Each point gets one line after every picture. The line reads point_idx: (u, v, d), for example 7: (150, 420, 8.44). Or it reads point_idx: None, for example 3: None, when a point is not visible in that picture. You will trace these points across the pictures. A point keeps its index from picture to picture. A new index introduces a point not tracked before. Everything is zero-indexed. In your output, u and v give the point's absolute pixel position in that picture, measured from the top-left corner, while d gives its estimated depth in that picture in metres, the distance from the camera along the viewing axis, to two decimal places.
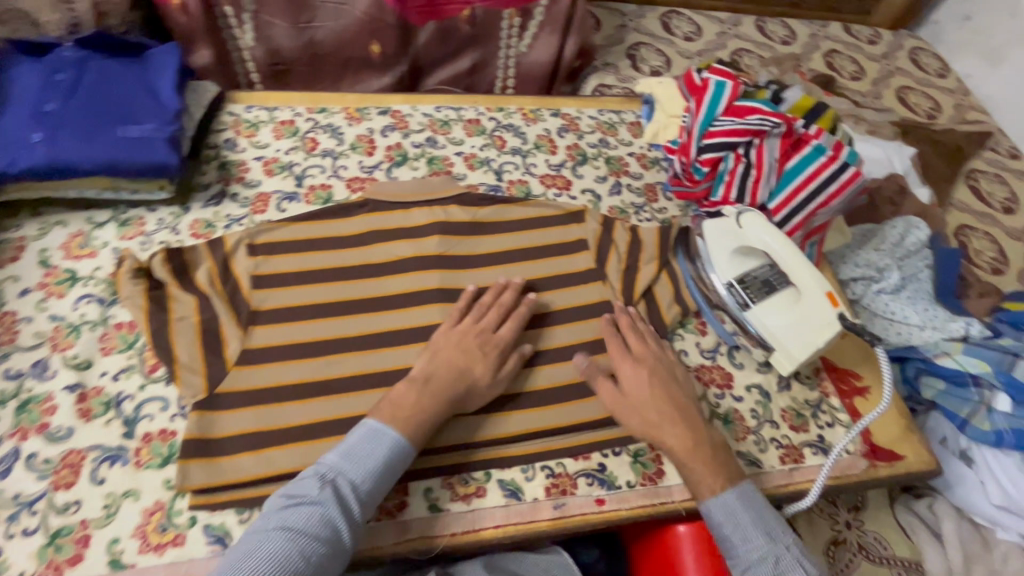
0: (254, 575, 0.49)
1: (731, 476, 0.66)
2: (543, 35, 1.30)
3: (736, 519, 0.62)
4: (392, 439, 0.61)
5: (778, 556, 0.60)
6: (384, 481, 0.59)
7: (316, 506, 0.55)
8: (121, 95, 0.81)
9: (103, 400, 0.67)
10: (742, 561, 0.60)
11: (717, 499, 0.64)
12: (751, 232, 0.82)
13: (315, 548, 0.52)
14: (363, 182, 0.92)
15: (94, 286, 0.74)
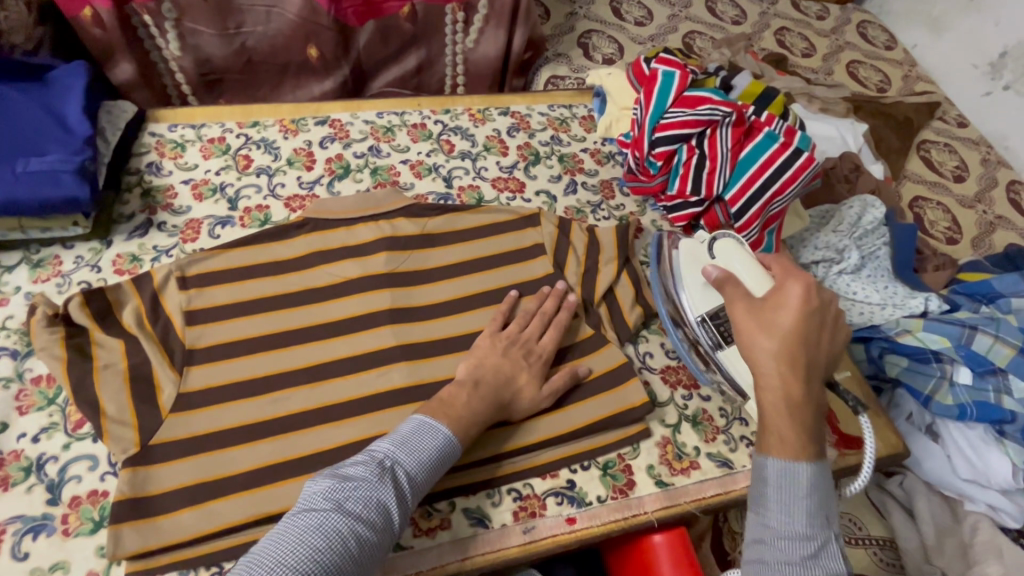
0: (310, 559, 0.46)
1: (813, 449, 0.54)
2: (489, 30, 1.24)
3: (789, 489, 0.52)
4: (447, 434, 0.59)
5: (824, 546, 0.51)
6: (434, 472, 0.58)
7: (373, 491, 0.52)
8: (21, 124, 0.74)
9: (23, 465, 0.61)
10: (775, 524, 0.52)
11: (783, 463, 0.53)
12: (724, 258, 0.70)
13: (370, 535, 0.50)
14: (303, 199, 0.86)
15: (6, 337, 0.68)
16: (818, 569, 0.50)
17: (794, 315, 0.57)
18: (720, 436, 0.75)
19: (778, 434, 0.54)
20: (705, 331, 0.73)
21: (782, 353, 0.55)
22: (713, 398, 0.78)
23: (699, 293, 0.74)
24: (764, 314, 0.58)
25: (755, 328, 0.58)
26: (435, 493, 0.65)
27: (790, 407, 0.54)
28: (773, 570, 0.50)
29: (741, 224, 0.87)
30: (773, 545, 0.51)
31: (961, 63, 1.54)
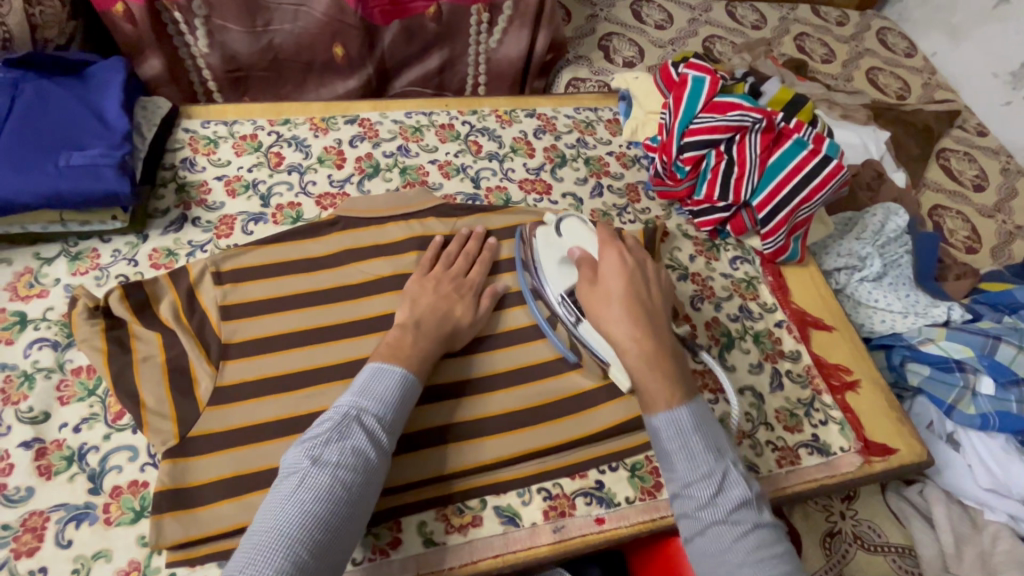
0: (303, 513, 0.48)
1: (684, 392, 0.60)
2: (512, 31, 1.24)
3: (685, 437, 0.56)
4: (400, 372, 0.61)
5: (724, 478, 0.55)
6: (402, 409, 0.59)
7: (346, 440, 0.54)
8: (62, 118, 0.75)
9: (65, 454, 0.62)
10: (682, 478, 0.55)
11: (670, 413, 0.58)
12: (571, 239, 0.76)
13: (354, 478, 0.52)
14: (334, 198, 0.87)
15: (47, 328, 0.69)
16: (726, 502, 0.53)
17: (618, 281, 0.67)
18: (746, 440, 0.75)
19: (646, 387, 0.60)
20: (567, 308, 0.73)
21: (627, 313, 0.64)
22: (740, 402, 0.79)
23: (556, 272, 0.75)
24: (599, 286, 0.67)
25: (600, 298, 0.66)
26: (467, 491, 0.66)
27: (644, 360, 0.61)
28: (694, 520, 0.54)
29: (768, 229, 0.89)
30: (685, 496, 0.55)
31: (982, 71, 1.53)
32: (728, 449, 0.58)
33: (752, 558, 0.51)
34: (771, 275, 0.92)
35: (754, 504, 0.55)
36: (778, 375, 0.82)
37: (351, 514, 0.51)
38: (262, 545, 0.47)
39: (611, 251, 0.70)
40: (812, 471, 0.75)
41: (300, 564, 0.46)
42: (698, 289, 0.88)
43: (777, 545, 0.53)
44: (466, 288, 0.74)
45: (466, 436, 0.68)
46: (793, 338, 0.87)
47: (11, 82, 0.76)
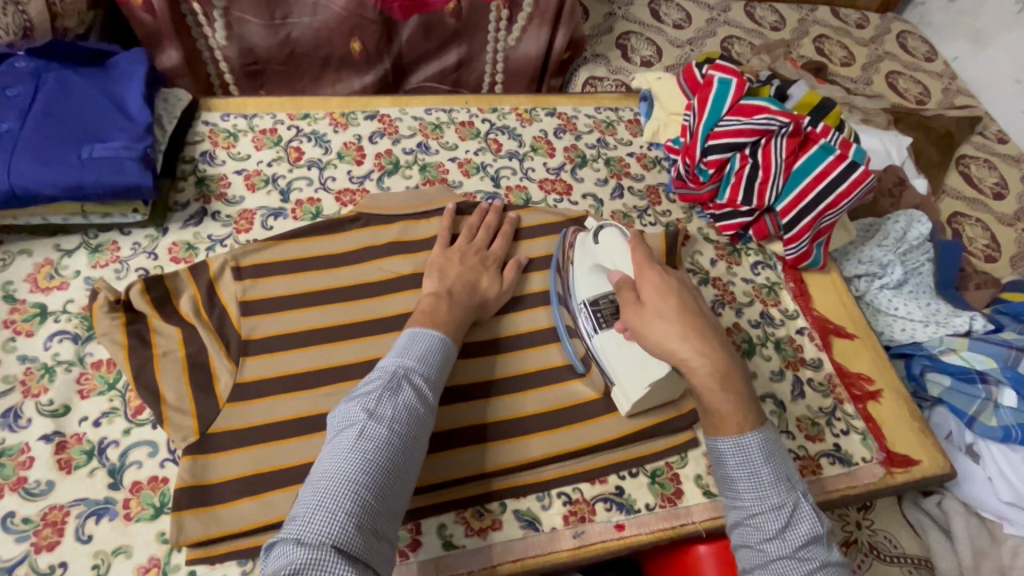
0: (366, 463, 0.49)
1: (753, 419, 0.58)
2: (531, 28, 1.23)
3: (753, 467, 0.57)
4: (440, 336, 0.62)
5: (794, 513, 0.54)
6: (443, 370, 0.61)
7: (398, 396, 0.55)
8: (85, 110, 0.74)
9: (85, 449, 0.61)
10: (748, 507, 0.56)
11: (735, 441, 0.57)
12: (607, 251, 0.72)
13: (408, 431, 0.54)
14: (354, 194, 0.86)
15: (67, 321, 0.69)
16: (794, 538, 0.53)
17: (663, 301, 0.61)
18: None
19: (715, 411, 0.59)
20: (587, 317, 0.73)
21: (682, 334, 0.59)
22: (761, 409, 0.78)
23: (585, 279, 0.74)
24: (642, 311, 0.62)
25: (649, 315, 0.61)
26: (487, 493, 0.65)
27: (716, 380, 0.58)
28: (756, 552, 0.54)
29: (792, 235, 0.87)
30: (750, 526, 0.55)
31: (1004, 77, 1.51)
32: (800, 484, 0.57)
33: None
34: (793, 280, 0.91)
35: (824, 542, 0.54)
36: (799, 383, 0.82)
37: (407, 465, 0.53)
38: (328, 491, 0.47)
39: (653, 271, 0.64)
40: (833, 481, 0.74)
41: (367, 509, 0.48)
42: (720, 293, 0.87)
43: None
44: (487, 280, 0.74)
45: (485, 438, 0.67)
46: (814, 346, 0.86)
47: (34, 72, 0.75)
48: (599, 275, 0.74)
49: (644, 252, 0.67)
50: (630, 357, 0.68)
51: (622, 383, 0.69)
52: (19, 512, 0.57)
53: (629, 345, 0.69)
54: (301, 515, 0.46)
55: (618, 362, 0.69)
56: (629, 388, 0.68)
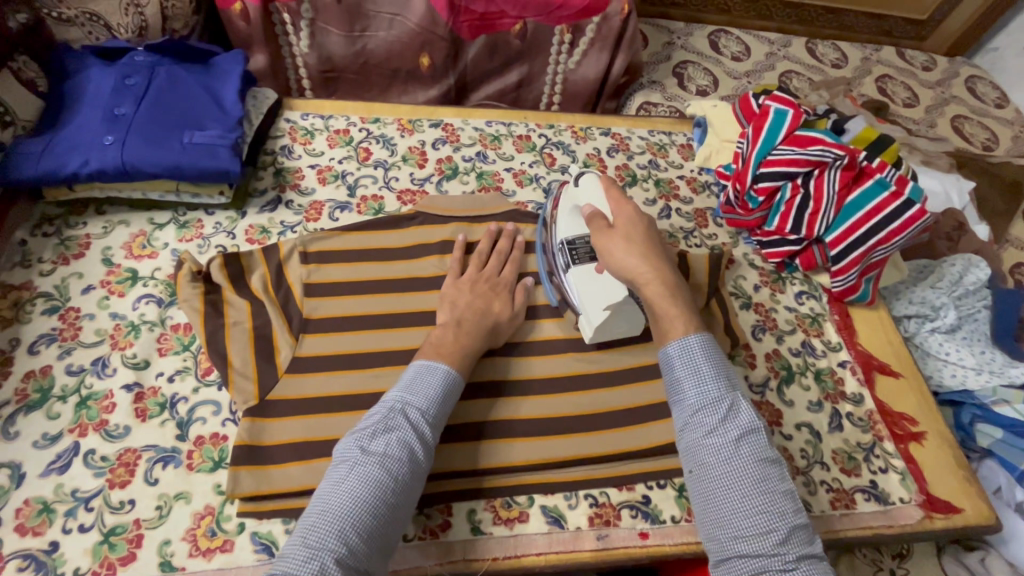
0: (354, 497, 0.51)
1: (697, 325, 0.62)
2: (592, 52, 1.28)
3: (697, 368, 0.59)
4: (445, 370, 0.64)
5: (733, 407, 0.57)
6: (445, 406, 0.62)
7: (394, 432, 0.57)
8: (188, 101, 0.83)
9: (159, 401, 0.68)
10: (692, 406, 0.58)
11: (682, 345, 0.61)
12: (586, 192, 0.75)
13: (401, 468, 0.55)
14: (414, 195, 0.92)
15: (154, 286, 0.76)
16: (732, 429, 0.56)
17: (633, 230, 0.68)
18: (799, 477, 0.74)
19: (664, 316, 0.63)
20: (562, 254, 0.76)
21: (644, 255, 0.66)
22: (795, 438, 0.77)
23: (565, 220, 0.77)
24: (611, 236, 0.68)
25: (617, 236, 0.68)
26: (516, 486, 0.68)
27: (667, 292, 0.64)
28: (700, 446, 0.56)
29: (841, 266, 0.87)
30: (694, 423, 0.57)
31: None
32: (740, 383, 0.60)
33: (755, 488, 0.52)
34: (839, 313, 0.91)
35: (761, 433, 0.56)
36: (838, 416, 0.81)
37: (399, 499, 0.54)
38: (315, 527, 0.49)
39: (628, 207, 0.70)
40: (867, 518, 0.73)
41: (352, 544, 0.49)
42: (761, 319, 0.88)
43: (780, 475, 0.54)
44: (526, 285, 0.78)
45: (519, 433, 0.70)
46: (856, 380, 0.85)
47: (150, 65, 0.85)
48: (578, 217, 0.77)
49: (619, 194, 0.72)
50: (598, 286, 0.73)
51: (586, 311, 0.74)
52: (99, 450, 0.64)
53: (597, 277, 0.73)
54: (291, 548, 0.49)
55: (584, 291, 0.73)
56: (591, 314, 0.73)
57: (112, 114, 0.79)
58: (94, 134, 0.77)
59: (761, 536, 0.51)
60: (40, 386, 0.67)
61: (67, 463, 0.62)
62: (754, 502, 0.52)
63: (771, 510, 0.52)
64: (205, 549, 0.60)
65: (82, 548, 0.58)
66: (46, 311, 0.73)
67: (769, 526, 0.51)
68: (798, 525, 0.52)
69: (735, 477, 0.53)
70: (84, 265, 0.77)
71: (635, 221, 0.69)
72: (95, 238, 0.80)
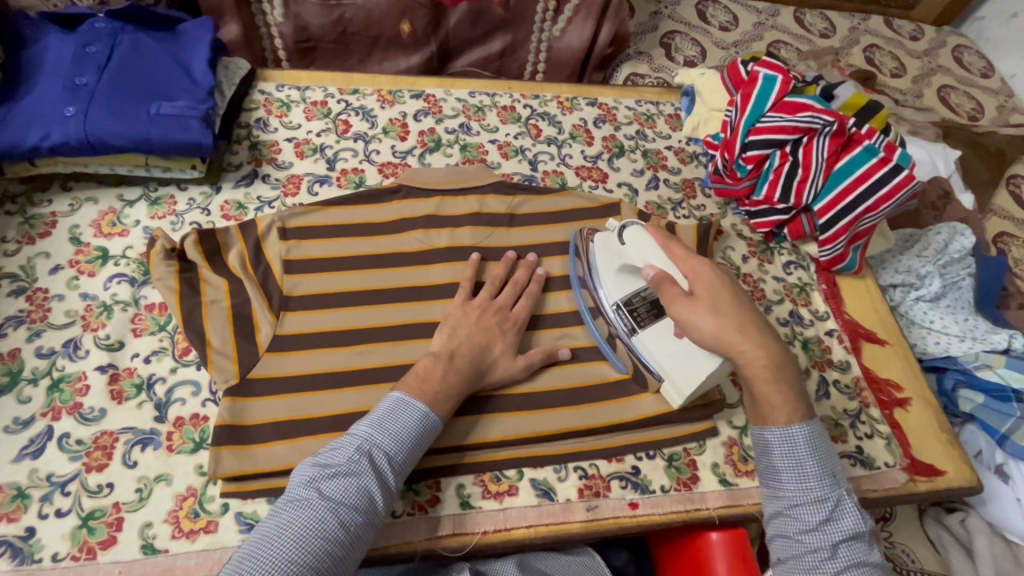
0: (296, 546, 0.49)
1: (802, 410, 0.60)
2: (577, 20, 1.24)
3: (800, 461, 0.58)
4: (422, 410, 0.60)
5: (836, 507, 0.57)
6: (414, 450, 0.58)
7: (354, 476, 0.54)
8: (155, 70, 0.79)
9: (135, 382, 0.66)
10: (789, 499, 0.58)
11: (784, 432, 0.59)
12: (636, 250, 0.69)
13: (354, 517, 0.52)
14: (396, 167, 0.89)
15: (126, 265, 0.74)
16: (834, 532, 0.56)
17: (723, 302, 0.61)
18: None
19: (767, 401, 0.60)
20: (622, 317, 0.72)
21: (736, 326, 0.60)
22: None
23: (614, 280, 0.73)
24: (697, 306, 0.61)
25: (702, 306, 0.61)
26: (504, 460, 0.67)
27: (771, 370, 0.59)
28: (792, 540, 0.58)
29: (828, 235, 0.87)
30: (789, 516, 0.58)
31: None
32: (842, 477, 0.60)
33: None
34: (826, 282, 0.91)
35: (862, 538, 0.57)
36: (825, 384, 0.81)
37: (345, 553, 0.51)
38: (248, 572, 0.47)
39: (702, 266, 0.63)
40: (852, 482, 0.74)
41: None
42: (749, 290, 0.87)
43: None
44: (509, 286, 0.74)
45: (510, 408, 0.69)
46: (843, 348, 0.85)
47: (111, 32, 0.80)
48: (628, 274, 0.72)
49: (680, 248, 0.66)
50: (679, 355, 0.68)
51: (670, 379, 0.69)
52: (74, 434, 0.62)
53: (676, 341, 0.68)
54: None
55: (665, 360, 0.69)
56: (677, 382, 0.68)
57: (72, 84, 0.74)
58: (54, 106, 0.73)
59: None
60: (9, 369, 0.64)
61: (41, 447, 0.60)
62: None
63: None
64: (189, 530, 0.58)
65: (60, 533, 0.57)
66: (12, 292, 0.70)
67: None
68: None
69: None
70: (51, 244, 0.74)
71: (716, 279, 0.63)
72: (62, 216, 0.76)
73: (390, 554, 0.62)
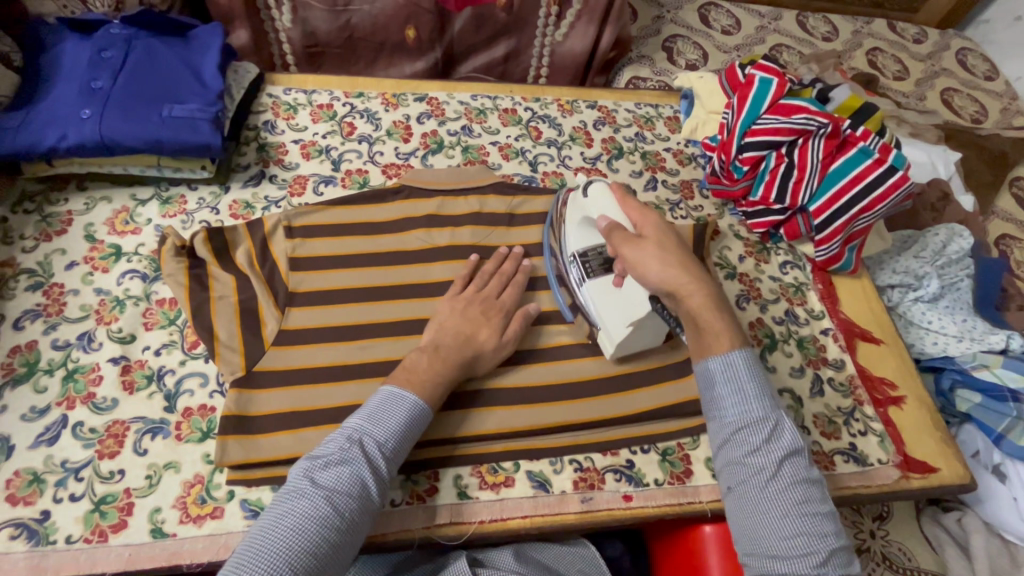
0: (292, 534, 0.50)
1: (739, 339, 0.61)
2: (579, 25, 1.26)
3: (739, 383, 0.59)
4: (412, 400, 0.61)
5: (777, 426, 0.57)
6: (406, 439, 0.60)
7: (348, 464, 0.56)
8: (167, 74, 0.82)
9: (146, 373, 0.68)
10: (734, 422, 0.58)
11: (722, 356, 0.60)
12: (596, 204, 0.74)
13: (348, 504, 0.54)
14: (399, 168, 0.92)
15: (138, 262, 0.76)
16: (777, 449, 0.56)
17: (666, 245, 0.66)
18: None
19: (708, 331, 0.62)
20: (575, 267, 0.76)
21: (677, 265, 0.64)
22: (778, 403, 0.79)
23: (575, 234, 0.77)
24: (642, 248, 0.66)
25: (647, 246, 0.66)
26: (501, 452, 0.69)
27: (708, 303, 0.63)
28: (741, 465, 0.56)
29: (824, 236, 0.88)
30: (736, 440, 0.57)
31: None
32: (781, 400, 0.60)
33: (796, 511, 0.53)
34: (822, 282, 0.92)
35: (802, 456, 0.57)
36: (819, 382, 0.82)
37: (342, 539, 0.53)
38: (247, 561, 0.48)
39: (651, 216, 0.69)
40: (845, 478, 0.75)
41: None
42: (745, 288, 0.89)
43: (821, 494, 0.56)
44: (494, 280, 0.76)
45: (506, 401, 0.71)
46: (838, 347, 0.86)
47: (126, 38, 0.83)
48: (589, 229, 0.76)
49: (636, 203, 0.71)
50: (618, 302, 0.72)
51: (606, 326, 0.72)
52: (87, 422, 0.64)
53: (619, 293, 0.72)
54: None
55: (605, 308, 0.73)
56: (612, 329, 0.72)
57: (88, 88, 0.77)
58: (71, 108, 0.76)
59: (799, 560, 0.52)
60: (27, 361, 0.67)
61: (56, 435, 0.63)
62: (795, 525, 0.53)
63: (813, 533, 0.53)
64: (196, 516, 0.61)
65: (73, 516, 0.59)
66: (30, 287, 0.73)
67: (806, 550, 0.52)
68: (838, 547, 0.53)
69: (777, 501, 0.54)
70: (67, 241, 0.77)
71: (662, 228, 0.68)
72: (77, 215, 0.79)
73: (389, 542, 0.63)
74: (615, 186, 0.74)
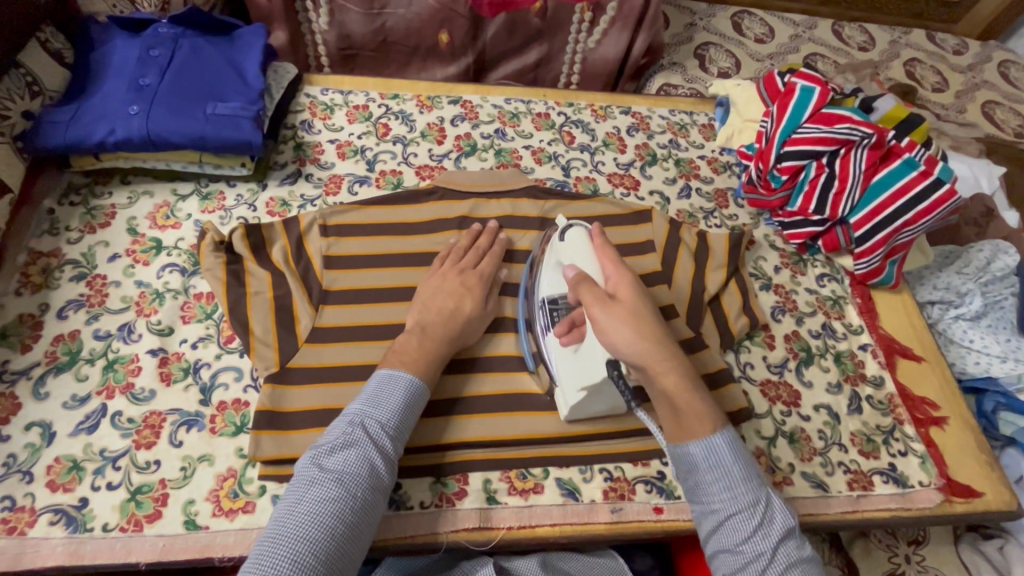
0: (310, 518, 0.50)
1: (719, 419, 0.58)
2: (612, 32, 1.25)
3: (726, 467, 0.56)
4: (408, 379, 0.61)
5: (767, 509, 0.54)
6: (408, 418, 0.60)
7: (354, 447, 0.55)
8: (212, 73, 0.84)
9: (183, 366, 0.69)
10: (721, 509, 0.55)
11: (705, 441, 0.57)
12: (571, 251, 0.68)
13: (360, 485, 0.53)
14: (433, 170, 0.92)
15: (177, 256, 0.78)
16: (770, 532, 0.53)
17: (640, 308, 0.61)
18: (816, 457, 0.73)
19: (686, 411, 0.58)
20: (543, 314, 0.69)
21: (649, 334, 0.59)
22: (813, 419, 0.77)
23: (547, 277, 0.70)
24: (615, 309, 0.60)
25: (620, 308, 0.60)
26: (530, 458, 0.68)
27: (682, 380, 0.58)
28: (732, 554, 0.53)
29: (864, 249, 0.86)
30: (726, 528, 0.54)
31: None
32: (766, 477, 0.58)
33: None
34: (861, 296, 0.89)
35: (795, 535, 0.54)
36: (857, 399, 0.80)
37: (359, 519, 0.52)
38: (269, 552, 0.48)
39: (627, 276, 0.63)
40: (884, 500, 0.72)
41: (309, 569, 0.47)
42: (781, 300, 0.87)
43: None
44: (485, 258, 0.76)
45: (536, 407, 0.71)
46: (877, 363, 0.84)
47: (173, 37, 0.85)
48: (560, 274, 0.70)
49: (614, 257, 0.65)
50: (575, 361, 0.65)
51: (562, 386, 0.67)
52: (126, 412, 0.65)
53: (576, 350, 0.65)
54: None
55: (563, 366, 0.66)
56: (568, 392, 0.66)
57: (137, 85, 0.79)
58: (119, 104, 0.78)
59: None
60: (69, 349, 0.69)
61: (95, 423, 0.64)
62: None
63: None
64: (228, 509, 0.61)
65: (110, 504, 0.60)
66: (74, 278, 0.74)
67: None
68: None
69: None
70: (110, 234, 0.79)
71: (638, 294, 0.62)
72: (121, 208, 0.81)
73: (417, 544, 0.63)
74: (596, 234, 0.68)
